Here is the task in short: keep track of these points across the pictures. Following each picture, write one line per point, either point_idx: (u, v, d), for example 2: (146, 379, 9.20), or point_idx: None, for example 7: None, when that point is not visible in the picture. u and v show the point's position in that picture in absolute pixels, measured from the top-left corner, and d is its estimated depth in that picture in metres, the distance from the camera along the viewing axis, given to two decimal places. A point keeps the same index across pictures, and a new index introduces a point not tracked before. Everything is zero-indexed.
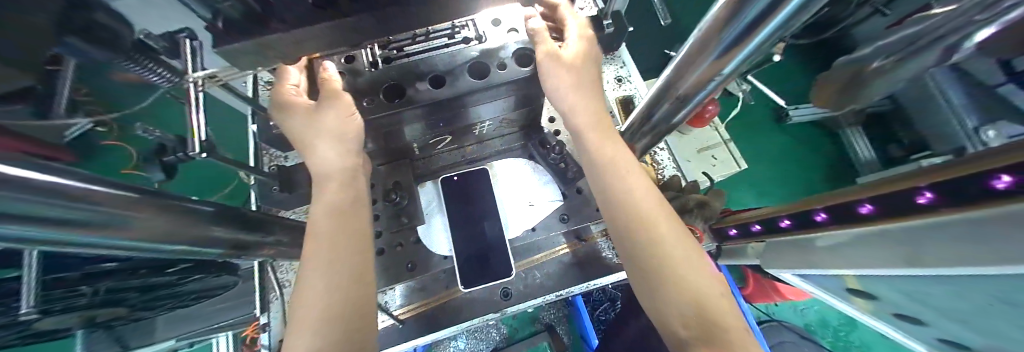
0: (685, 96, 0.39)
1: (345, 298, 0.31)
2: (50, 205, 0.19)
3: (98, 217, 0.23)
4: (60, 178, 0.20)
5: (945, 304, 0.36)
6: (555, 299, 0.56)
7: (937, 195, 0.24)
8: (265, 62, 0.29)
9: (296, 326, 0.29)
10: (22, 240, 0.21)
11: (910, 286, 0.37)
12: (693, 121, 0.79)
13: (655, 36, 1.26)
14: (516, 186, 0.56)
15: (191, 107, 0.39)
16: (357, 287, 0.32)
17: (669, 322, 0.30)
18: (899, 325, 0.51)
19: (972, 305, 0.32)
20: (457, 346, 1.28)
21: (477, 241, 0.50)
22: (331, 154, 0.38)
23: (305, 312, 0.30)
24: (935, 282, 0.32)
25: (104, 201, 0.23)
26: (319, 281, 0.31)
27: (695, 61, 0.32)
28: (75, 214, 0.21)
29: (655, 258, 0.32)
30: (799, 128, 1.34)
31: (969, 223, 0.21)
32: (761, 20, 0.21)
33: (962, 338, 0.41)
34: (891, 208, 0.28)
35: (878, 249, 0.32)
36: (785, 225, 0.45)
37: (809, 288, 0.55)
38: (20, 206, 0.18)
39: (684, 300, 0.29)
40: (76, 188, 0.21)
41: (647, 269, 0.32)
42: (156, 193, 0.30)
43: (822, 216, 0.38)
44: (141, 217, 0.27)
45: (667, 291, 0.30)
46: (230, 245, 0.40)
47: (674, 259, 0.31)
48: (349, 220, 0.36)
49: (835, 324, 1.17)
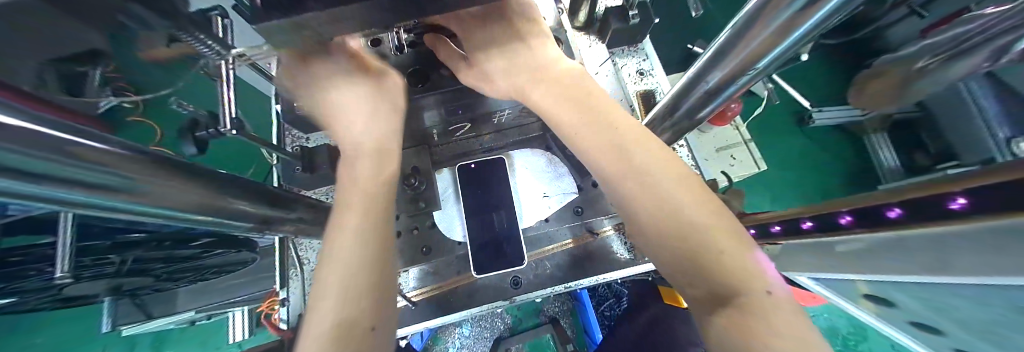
0: (713, 91, 0.38)
1: (366, 276, 0.31)
2: (90, 168, 0.20)
3: (134, 184, 0.24)
4: (96, 143, 0.21)
5: (972, 316, 0.35)
6: (564, 290, 0.56)
7: (970, 203, 0.22)
8: (295, 40, 0.29)
9: (320, 298, 0.30)
10: (68, 200, 0.22)
11: (931, 296, 0.36)
12: (714, 119, 0.78)
13: (677, 32, 1.23)
14: (531, 177, 0.56)
15: (223, 85, 0.40)
16: (379, 268, 0.33)
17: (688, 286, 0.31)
18: (921, 337, 0.49)
19: (997, 319, 0.32)
20: (462, 333, 1.32)
21: (491, 229, 0.51)
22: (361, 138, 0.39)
23: (329, 286, 0.31)
24: (963, 294, 0.31)
25: (140, 168, 0.24)
26: (346, 259, 0.32)
27: (727, 56, 0.31)
28: (113, 179, 0.22)
29: (671, 232, 0.31)
30: (820, 131, 1.30)
31: (1004, 232, 0.20)
32: (807, 10, 0.20)
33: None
34: (917, 212, 0.28)
35: (911, 255, 0.31)
36: (806, 226, 0.44)
37: (824, 292, 0.54)
38: (64, 168, 0.18)
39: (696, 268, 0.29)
40: (115, 154, 0.22)
41: (664, 243, 0.31)
42: (186, 164, 0.30)
43: (847, 219, 0.36)
44: (172, 187, 0.28)
45: (684, 268, 0.30)
46: (255, 219, 0.42)
47: (690, 232, 0.30)
48: (377, 204, 0.36)
49: (844, 334, 1.16)
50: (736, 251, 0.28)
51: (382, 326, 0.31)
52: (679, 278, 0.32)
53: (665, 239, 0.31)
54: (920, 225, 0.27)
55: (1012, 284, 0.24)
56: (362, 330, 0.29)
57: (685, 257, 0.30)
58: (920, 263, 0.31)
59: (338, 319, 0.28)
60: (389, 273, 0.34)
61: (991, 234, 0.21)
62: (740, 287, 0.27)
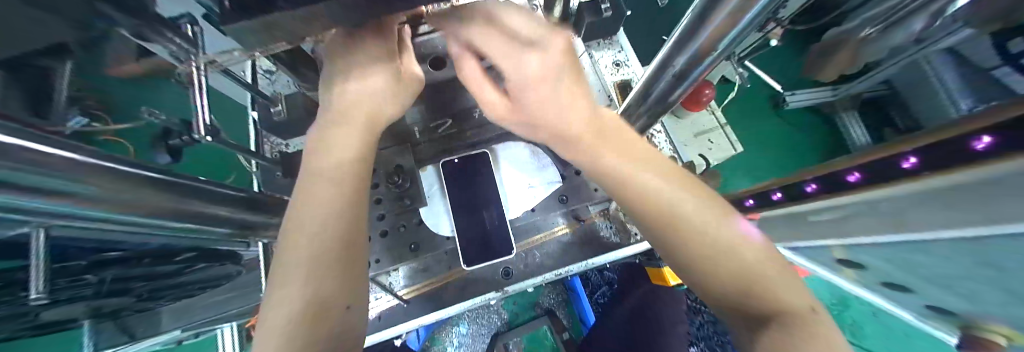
0: (681, 74, 0.39)
1: (323, 267, 0.30)
2: (31, 172, 0.19)
3: (102, 192, 0.24)
4: (55, 149, 0.20)
5: (929, 268, 0.38)
6: (554, 278, 0.58)
7: (921, 161, 0.25)
8: (265, 40, 0.29)
9: (276, 287, 0.30)
10: (35, 206, 0.22)
11: (894, 254, 0.39)
12: (690, 105, 0.81)
13: (652, 23, 1.26)
14: (516, 169, 0.57)
15: (194, 90, 0.39)
16: (340, 258, 0.32)
17: (701, 283, 0.30)
18: (888, 294, 0.53)
19: (952, 269, 0.35)
20: (460, 332, 1.33)
21: (479, 223, 0.52)
22: (351, 137, 0.37)
23: (285, 278, 0.30)
24: (923, 249, 0.34)
25: (102, 175, 0.24)
26: (302, 252, 0.31)
27: (692, 38, 0.32)
28: (64, 185, 0.21)
29: (686, 231, 0.30)
30: (793, 113, 1.36)
31: (954, 184, 0.22)
32: None
33: (949, 302, 0.43)
34: (873, 174, 0.30)
35: (876, 215, 0.34)
36: (777, 197, 0.46)
37: (800, 261, 0.58)
38: (3, 171, 0.17)
39: (715, 268, 0.29)
40: (63, 158, 0.21)
41: (680, 243, 0.31)
42: (159, 172, 0.30)
43: (812, 187, 0.39)
44: (135, 193, 0.27)
45: (697, 267, 0.30)
46: (236, 225, 0.42)
47: (705, 232, 0.30)
48: (343, 197, 0.34)
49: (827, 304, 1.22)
50: (750, 254, 0.29)
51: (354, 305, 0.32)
52: (691, 276, 0.31)
53: (677, 236, 0.31)
54: (878, 187, 0.29)
55: (964, 235, 0.26)
56: (319, 318, 0.28)
57: (700, 255, 0.29)
58: (885, 223, 0.34)
59: (303, 299, 0.29)
60: (352, 259, 0.33)
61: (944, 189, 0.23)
62: (758, 285, 0.27)
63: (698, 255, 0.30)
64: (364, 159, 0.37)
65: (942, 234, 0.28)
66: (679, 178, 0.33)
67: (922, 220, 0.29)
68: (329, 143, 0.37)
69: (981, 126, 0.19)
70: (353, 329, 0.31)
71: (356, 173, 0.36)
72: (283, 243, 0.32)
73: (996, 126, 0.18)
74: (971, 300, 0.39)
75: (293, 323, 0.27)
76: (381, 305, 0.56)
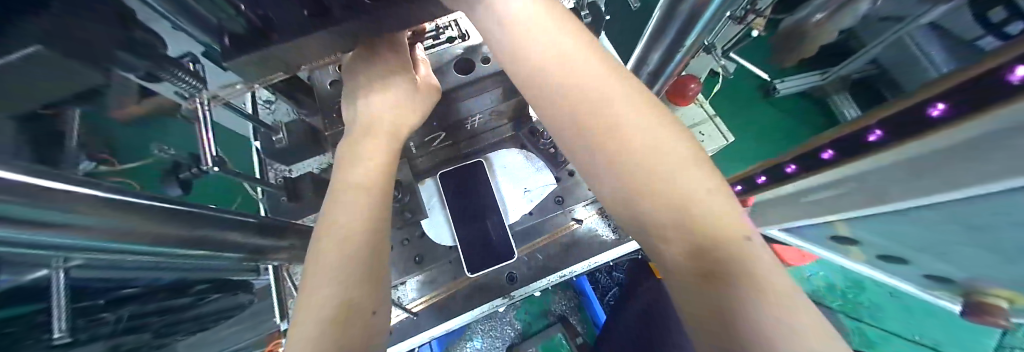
0: (657, 70, 0.41)
1: (363, 265, 0.32)
2: (44, 207, 0.21)
3: (111, 222, 0.26)
4: (69, 186, 0.23)
5: (922, 236, 0.38)
6: (558, 279, 0.59)
7: (886, 132, 0.27)
8: (265, 72, 0.32)
9: (308, 283, 0.31)
10: (61, 240, 0.24)
11: (882, 226, 0.40)
12: (678, 100, 0.84)
13: (636, 24, 1.30)
14: (510, 175, 0.58)
15: (200, 124, 0.42)
16: (373, 258, 0.34)
17: (667, 264, 0.21)
18: (892, 268, 0.53)
19: (943, 235, 0.35)
20: (473, 346, 1.32)
21: (478, 230, 0.54)
22: (367, 144, 0.39)
23: (316, 274, 0.31)
24: (907, 217, 0.35)
25: (110, 208, 0.25)
26: (335, 251, 0.32)
27: (662, 36, 0.34)
28: (76, 217, 0.23)
29: (658, 179, 0.20)
30: (785, 99, 1.37)
31: (932, 147, 0.24)
32: None
33: (949, 270, 0.43)
34: (847, 151, 0.32)
35: (858, 188, 0.36)
36: (762, 180, 0.48)
37: (797, 242, 0.58)
38: (18, 207, 0.19)
39: (680, 238, 0.19)
40: (72, 193, 0.22)
41: (646, 197, 0.20)
42: (171, 203, 0.32)
43: (792, 168, 0.41)
44: (144, 223, 0.29)
45: (670, 237, 0.20)
46: (247, 249, 0.43)
47: (684, 182, 0.20)
48: (375, 198, 0.36)
49: (843, 288, 1.20)
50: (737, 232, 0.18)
51: (379, 310, 0.33)
52: (660, 253, 0.21)
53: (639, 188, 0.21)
54: (852, 161, 0.31)
55: (956, 197, 0.28)
56: (355, 316, 0.29)
57: (670, 218, 0.19)
58: (871, 197, 0.36)
59: (338, 298, 0.29)
60: (381, 258, 0.35)
61: (927, 152, 0.25)
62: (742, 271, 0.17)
63: (664, 216, 0.20)
64: (390, 165, 0.40)
65: (928, 200, 0.30)
66: (659, 117, 0.23)
67: (908, 189, 0.31)
68: (343, 152, 0.39)
69: (933, 93, 0.23)
70: (376, 334, 0.32)
71: (382, 173, 0.38)
72: (317, 238, 0.34)
73: (957, 88, 0.20)
74: (968, 265, 0.40)
75: (324, 324, 0.27)
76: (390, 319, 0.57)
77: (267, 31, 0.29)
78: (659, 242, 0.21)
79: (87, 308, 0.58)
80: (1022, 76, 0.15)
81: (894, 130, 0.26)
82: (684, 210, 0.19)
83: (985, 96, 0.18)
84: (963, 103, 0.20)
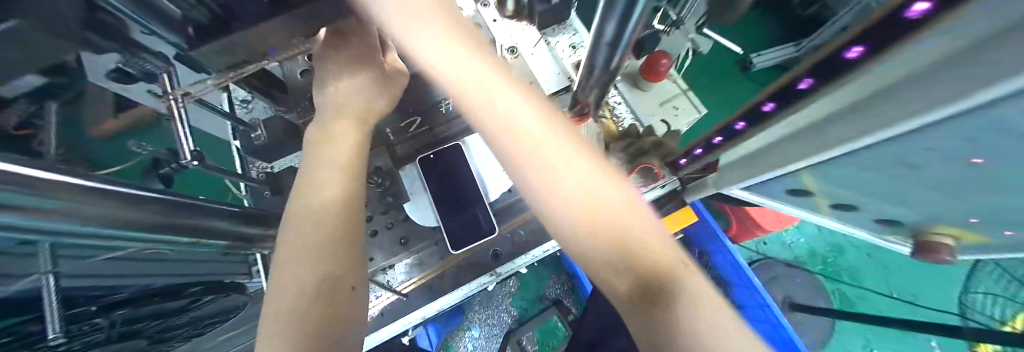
0: (614, 41, 0.43)
1: (335, 246, 0.35)
2: (24, 193, 0.22)
3: (93, 211, 0.27)
4: (39, 173, 0.23)
5: (863, 181, 0.41)
6: (542, 253, 0.61)
7: (813, 79, 0.31)
8: (234, 62, 0.33)
9: (277, 279, 0.33)
10: (57, 227, 0.26)
11: (827, 176, 0.43)
12: (651, 77, 0.87)
13: None
14: (488, 156, 0.60)
15: (177, 121, 0.43)
16: (344, 239, 0.36)
17: (613, 283, 0.28)
18: (849, 220, 0.56)
19: (879, 178, 0.39)
20: (472, 335, 1.35)
21: (460, 209, 0.56)
22: (340, 131, 0.41)
23: (288, 271, 0.33)
24: (844, 163, 0.38)
25: (88, 195, 0.26)
26: (303, 244, 0.34)
27: (611, 6, 0.36)
28: (58, 203, 0.24)
29: (610, 222, 0.26)
30: (760, 73, 1.41)
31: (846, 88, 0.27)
32: None
33: (893, 212, 0.46)
34: (784, 101, 0.35)
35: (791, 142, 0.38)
36: (717, 141, 0.53)
37: (757, 200, 0.60)
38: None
39: (624, 260, 0.26)
40: (49, 181, 0.24)
41: (602, 235, 0.26)
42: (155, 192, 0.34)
43: (740, 125, 0.46)
44: (127, 212, 0.30)
45: (618, 262, 0.26)
46: (233, 237, 0.45)
47: (628, 225, 0.26)
48: (343, 186, 0.37)
49: (823, 254, 1.35)
50: (670, 260, 0.27)
51: (358, 284, 0.37)
52: (607, 277, 0.28)
53: (592, 229, 0.26)
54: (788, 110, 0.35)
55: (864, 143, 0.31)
56: (331, 296, 0.33)
57: (614, 247, 0.26)
58: None
59: (319, 273, 0.33)
60: (358, 237, 0.38)
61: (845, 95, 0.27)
62: (669, 282, 0.26)
63: (616, 251, 0.26)
64: (359, 145, 0.42)
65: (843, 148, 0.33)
66: (604, 166, 0.28)
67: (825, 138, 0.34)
68: (314, 129, 0.41)
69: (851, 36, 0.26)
70: (357, 310, 0.36)
71: (352, 158, 0.40)
72: (285, 233, 0.35)
73: (863, 36, 0.25)
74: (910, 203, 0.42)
75: (328, 294, 0.33)
76: (381, 302, 0.59)
77: (229, 20, 0.30)
78: (611, 270, 0.27)
79: (80, 314, 0.58)
80: (923, 9, 0.20)
81: (816, 76, 0.30)
82: (620, 232, 0.26)
83: (897, 31, 0.22)
84: (882, 38, 0.23)
